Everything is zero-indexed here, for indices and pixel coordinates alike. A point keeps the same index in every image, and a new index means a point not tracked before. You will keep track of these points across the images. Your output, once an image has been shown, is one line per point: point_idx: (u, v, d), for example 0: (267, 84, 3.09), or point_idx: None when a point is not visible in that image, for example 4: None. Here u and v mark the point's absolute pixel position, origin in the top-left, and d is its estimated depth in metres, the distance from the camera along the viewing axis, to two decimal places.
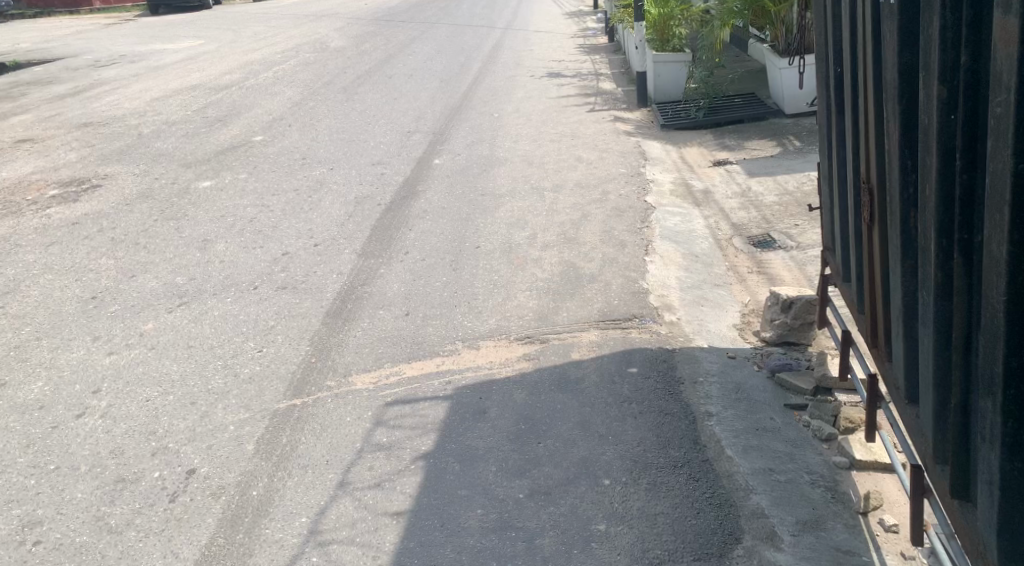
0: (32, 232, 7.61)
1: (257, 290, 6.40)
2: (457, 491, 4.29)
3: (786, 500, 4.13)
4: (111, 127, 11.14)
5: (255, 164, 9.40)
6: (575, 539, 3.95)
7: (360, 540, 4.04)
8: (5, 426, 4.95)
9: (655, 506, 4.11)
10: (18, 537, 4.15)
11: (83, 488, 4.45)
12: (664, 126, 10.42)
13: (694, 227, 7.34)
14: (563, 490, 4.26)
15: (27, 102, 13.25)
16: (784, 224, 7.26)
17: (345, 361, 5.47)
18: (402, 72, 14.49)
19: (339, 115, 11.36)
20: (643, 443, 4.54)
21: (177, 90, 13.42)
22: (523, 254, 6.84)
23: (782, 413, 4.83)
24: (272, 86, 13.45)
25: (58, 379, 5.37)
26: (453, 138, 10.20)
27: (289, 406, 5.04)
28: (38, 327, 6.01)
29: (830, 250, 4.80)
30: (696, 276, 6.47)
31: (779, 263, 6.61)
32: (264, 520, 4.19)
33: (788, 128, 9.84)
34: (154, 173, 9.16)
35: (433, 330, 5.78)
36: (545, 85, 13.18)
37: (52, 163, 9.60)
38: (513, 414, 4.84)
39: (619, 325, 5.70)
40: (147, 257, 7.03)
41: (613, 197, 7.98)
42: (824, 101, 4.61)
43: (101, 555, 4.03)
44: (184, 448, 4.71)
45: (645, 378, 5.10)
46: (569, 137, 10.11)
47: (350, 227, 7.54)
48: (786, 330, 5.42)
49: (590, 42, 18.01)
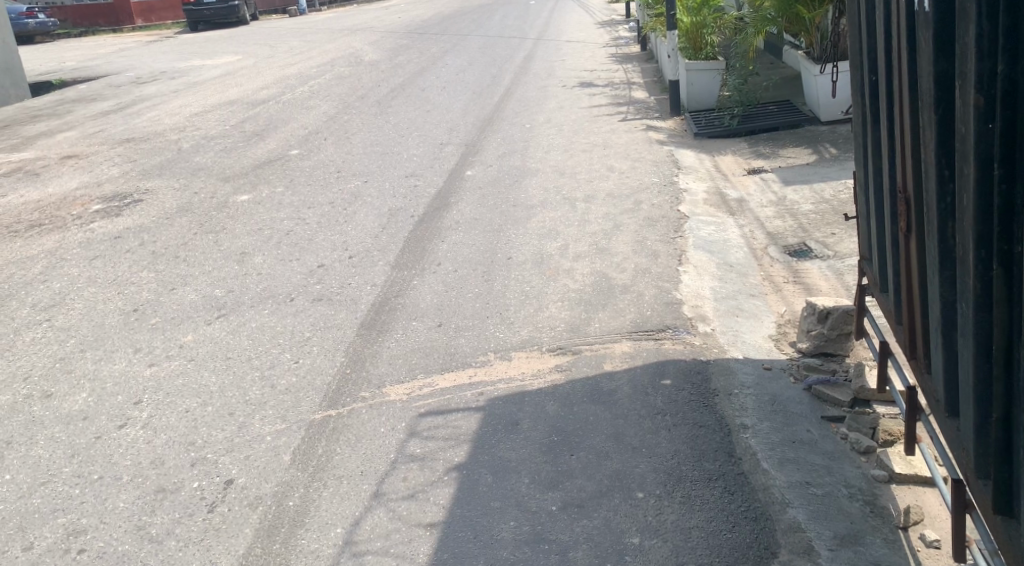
0: (76, 246, 7.70)
1: (294, 302, 6.43)
2: (490, 503, 4.25)
3: (823, 515, 4.06)
4: (152, 143, 11.27)
5: (292, 177, 9.45)
6: (609, 552, 3.90)
7: (394, 551, 4.02)
8: (49, 437, 4.99)
9: (689, 520, 4.05)
10: (63, 546, 4.18)
11: (126, 498, 4.47)
12: (698, 135, 10.35)
13: (728, 236, 7.27)
14: (596, 502, 4.21)
15: (72, 119, 13.43)
16: (822, 233, 7.17)
17: (378, 373, 5.47)
18: (435, 84, 14.52)
19: (373, 128, 11.43)
20: (677, 456, 4.48)
21: (215, 105, 13.55)
22: (554, 265, 6.80)
23: (819, 425, 4.75)
24: (308, 101, 13.54)
25: (100, 390, 5.41)
26: (486, 149, 10.21)
27: (324, 417, 5.03)
28: (82, 339, 6.06)
29: (867, 259, 4.70)
30: (730, 285, 6.40)
31: (815, 272, 6.53)
32: (300, 530, 4.18)
33: (824, 135, 9.74)
34: (194, 187, 9.25)
35: (466, 342, 5.76)
36: (577, 96, 13.12)
37: (96, 178, 9.73)
38: (546, 426, 4.80)
39: (653, 336, 5.65)
40: (187, 270, 7.09)
41: (646, 207, 7.92)
42: (859, 109, 4.54)
43: (143, 564, 4.04)
44: (222, 459, 4.71)
45: (679, 390, 5.04)
46: (601, 146, 10.09)
47: (385, 239, 7.55)
48: (823, 341, 5.34)
49: (620, 52, 17.92)
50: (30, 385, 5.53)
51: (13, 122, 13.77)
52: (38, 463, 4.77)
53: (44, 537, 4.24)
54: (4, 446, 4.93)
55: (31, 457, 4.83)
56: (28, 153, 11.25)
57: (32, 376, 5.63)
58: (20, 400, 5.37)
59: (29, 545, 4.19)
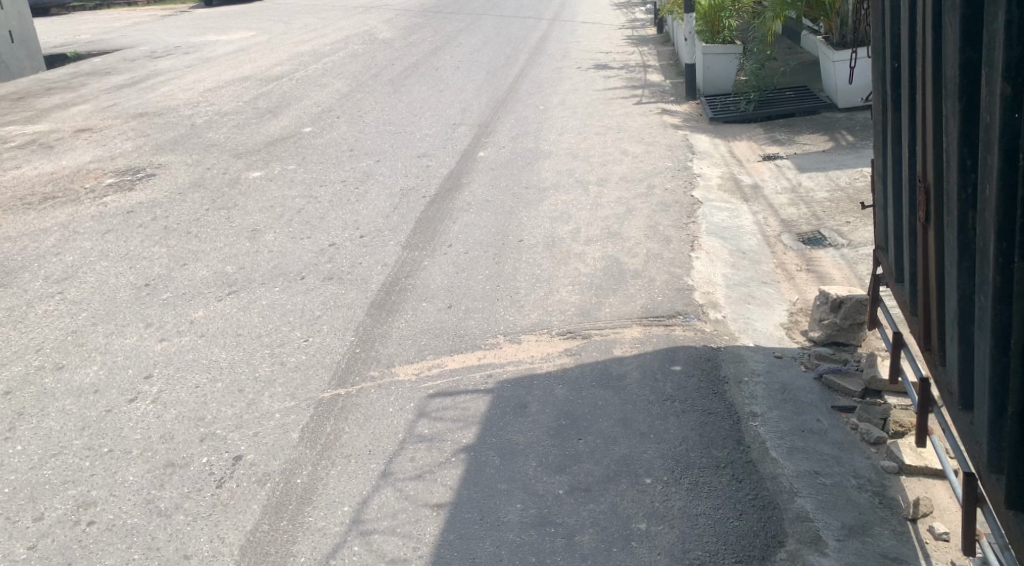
0: (90, 220, 7.69)
1: (305, 280, 6.41)
2: (497, 485, 4.24)
3: (830, 505, 4.05)
4: (166, 118, 11.24)
5: (304, 155, 9.42)
6: (615, 537, 3.89)
7: (401, 531, 4.02)
8: (61, 409, 5.00)
9: (696, 507, 4.04)
10: (73, 517, 4.19)
11: (135, 471, 4.47)
12: (713, 120, 10.28)
13: (742, 223, 7.22)
14: (603, 487, 4.20)
15: (86, 92, 13.41)
16: (836, 221, 7.12)
17: (388, 353, 5.45)
18: (448, 64, 14.45)
19: (386, 107, 11.38)
20: (686, 443, 4.46)
21: (229, 81, 13.50)
22: (566, 249, 6.77)
23: (829, 415, 4.72)
24: (321, 78, 13.48)
25: (112, 364, 5.41)
26: (499, 130, 10.16)
27: (333, 395, 5.03)
28: (94, 313, 6.06)
29: (883, 250, 4.65)
30: (743, 273, 6.35)
31: (829, 261, 6.48)
32: (307, 508, 4.18)
33: (841, 122, 9.65)
34: (206, 163, 9.23)
35: (475, 324, 5.74)
36: (592, 78, 13.03)
37: (110, 152, 9.72)
38: (554, 409, 4.79)
39: (663, 322, 5.62)
40: (199, 246, 7.08)
41: (659, 192, 7.88)
42: (879, 96, 4.48)
43: (152, 537, 4.05)
44: (231, 435, 4.71)
45: (688, 377, 5.01)
46: (615, 129, 10.03)
47: (396, 219, 7.52)
48: (835, 331, 5.29)
49: (637, 34, 17.79)
50: (43, 356, 5.54)
51: (28, 94, 13.77)
52: (50, 435, 4.78)
53: (55, 508, 4.25)
54: (15, 418, 4.93)
55: (42, 428, 4.83)
56: (42, 125, 11.26)
57: (45, 348, 5.63)
58: (32, 372, 5.37)
59: (40, 515, 4.20)
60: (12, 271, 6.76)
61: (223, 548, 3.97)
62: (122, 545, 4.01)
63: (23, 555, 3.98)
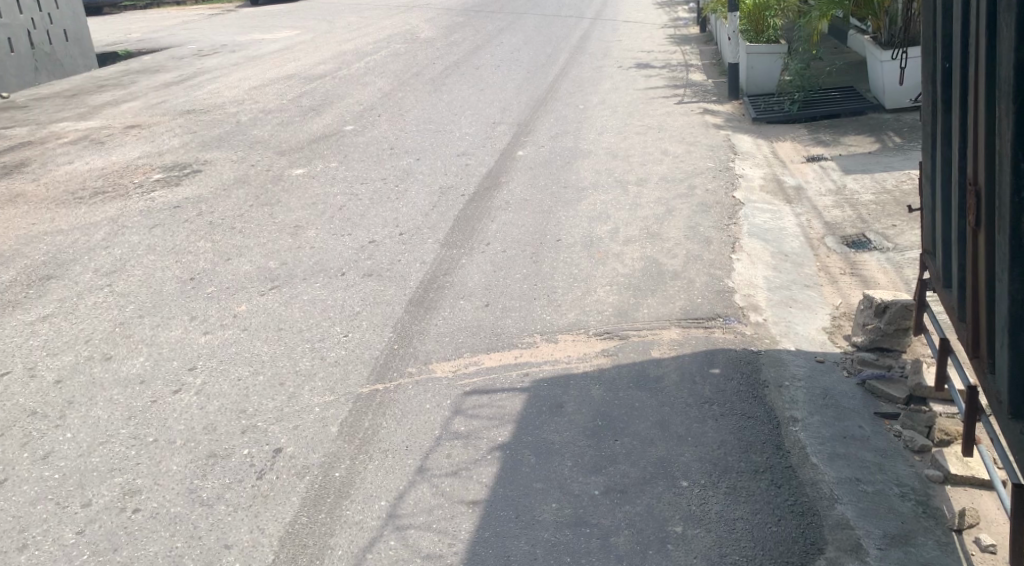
0: (137, 214, 7.76)
1: (345, 276, 6.42)
2: (532, 484, 4.21)
3: (873, 513, 3.97)
4: (212, 115, 11.32)
5: (346, 153, 9.44)
6: (651, 539, 3.85)
7: (437, 526, 4.00)
8: (108, 399, 5.04)
9: (734, 511, 3.98)
10: (119, 504, 4.22)
11: (178, 461, 4.50)
12: (757, 120, 10.17)
13: (785, 225, 7.13)
14: (640, 488, 4.16)
15: (136, 90, 13.56)
16: (883, 224, 7.00)
17: (426, 350, 5.44)
18: (489, 64, 14.41)
19: (427, 106, 11.39)
20: (724, 446, 4.40)
21: (273, 80, 13.58)
22: (604, 249, 6.72)
23: (872, 421, 4.64)
24: (363, 77, 13.51)
25: (157, 355, 5.45)
26: (539, 130, 10.12)
27: (371, 391, 5.02)
28: (141, 305, 6.11)
29: (930, 254, 4.56)
30: (785, 275, 6.27)
31: (874, 265, 6.37)
32: (345, 501, 4.18)
33: (888, 124, 9.50)
34: (251, 160, 9.28)
35: (512, 322, 5.71)
36: (633, 77, 12.95)
37: (158, 148, 9.82)
38: (591, 410, 4.75)
39: (703, 324, 5.56)
40: (243, 242, 7.11)
41: (701, 193, 7.80)
42: (928, 97, 4.39)
43: (193, 526, 4.07)
44: (272, 428, 4.72)
45: (728, 380, 4.95)
46: (656, 129, 9.95)
47: (434, 217, 7.51)
48: (879, 336, 5.19)
49: (680, 33, 17.65)
50: (91, 347, 5.59)
51: (80, 91, 13.93)
52: (98, 424, 4.82)
53: (102, 495, 4.28)
54: (64, 406, 4.98)
55: (91, 417, 4.88)
56: (93, 122, 11.39)
57: (93, 339, 5.68)
58: (81, 362, 5.43)
59: (88, 502, 4.24)
60: (63, 263, 6.83)
61: (263, 539, 3.97)
62: (165, 533, 4.04)
63: (71, 540, 4.02)
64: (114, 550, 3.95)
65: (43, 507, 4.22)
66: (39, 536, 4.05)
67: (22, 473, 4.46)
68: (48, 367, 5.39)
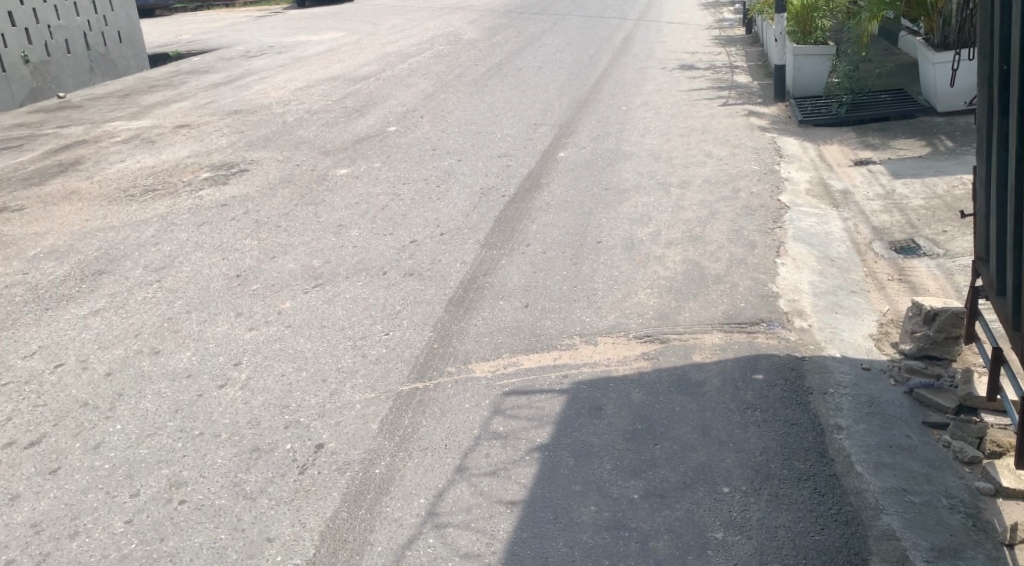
0: (186, 212, 7.83)
1: (386, 275, 6.43)
2: (571, 486, 4.17)
3: (920, 524, 3.89)
4: (259, 116, 11.40)
5: (388, 153, 9.46)
6: (691, 545, 3.81)
7: (475, 525, 3.98)
8: (156, 391, 5.08)
9: (775, 518, 3.92)
10: (166, 495, 4.26)
11: (223, 454, 4.52)
12: (803, 123, 10.04)
13: (831, 229, 7.02)
14: (680, 493, 4.10)
15: (185, 90, 13.71)
16: (933, 230, 6.87)
17: (465, 350, 5.42)
18: (531, 65, 14.39)
19: (469, 107, 11.39)
20: (766, 453, 4.33)
21: (318, 81, 13.66)
22: (645, 252, 6.66)
23: (920, 431, 4.54)
24: (406, 79, 13.54)
25: (204, 350, 5.49)
26: (581, 131, 10.07)
27: (410, 389, 5.01)
28: (188, 301, 6.16)
29: (983, 261, 4.46)
30: (831, 280, 6.17)
31: (924, 271, 6.25)
32: (385, 498, 4.17)
33: (940, 127, 9.33)
34: (296, 160, 9.32)
35: (552, 323, 5.68)
36: (677, 78, 12.86)
37: (206, 147, 9.91)
38: (631, 413, 4.70)
39: (746, 329, 5.48)
40: (287, 240, 7.14)
41: (745, 196, 7.71)
42: (983, 101, 4.28)
43: (237, 519, 4.09)
44: (314, 423, 4.72)
45: (771, 386, 4.87)
46: (700, 131, 9.86)
47: (475, 218, 7.49)
48: (929, 344, 5.09)
49: (725, 35, 17.50)
50: (140, 341, 5.64)
51: (132, 91, 14.11)
52: (146, 416, 4.86)
53: (149, 486, 4.33)
54: (115, 398, 5.03)
55: (140, 409, 4.92)
56: (144, 122, 11.52)
57: (142, 333, 5.74)
58: (131, 355, 5.48)
59: (136, 492, 4.29)
60: (114, 259, 6.91)
61: (305, 533, 3.99)
62: (210, 525, 4.07)
63: (120, 528, 4.08)
64: (161, 539, 4.01)
65: (94, 496, 4.28)
66: (90, 524, 4.11)
67: (74, 463, 4.52)
68: (99, 359, 5.45)
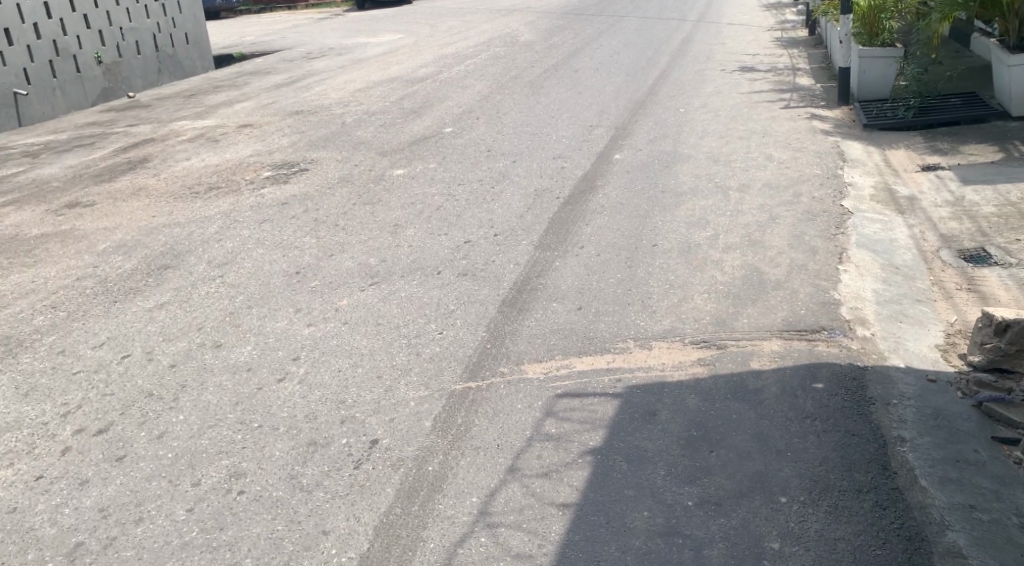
0: (248, 210, 7.90)
1: (441, 274, 6.41)
2: (624, 490, 4.11)
3: (988, 543, 3.76)
4: (319, 116, 11.48)
5: (444, 155, 9.45)
6: (746, 555, 3.74)
7: (527, 526, 3.94)
8: (217, 384, 5.11)
9: (834, 530, 3.83)
10: (226, 485, 4.29)
11: (281, 446, 4.53)
12: (868, 126, 9.84)
13: (896, 236, 6.85)
14: (735, 502, 4.02)
15: (248, 90, 13.86)
16: (1004, 238, 6.67)
17: (517, 350, 5.37)
18: (589, 67, 14.31)
19: (525, 109, 11.34)
20: (826, 463, 4.23)
21: (377, 82, 13.73)
22: (702, 256, 6.55)
23: (988, 446, 4.40)
24: (463, 80, 13.55)
25: (264, 345, 5.51)
26: (637, 133, 9.97)
27: (463, 389, 4.97)
28: (250, 296, 6.19)
29: None
30: (895, 288, 6.01)
31: (994, 281, 6.07)
32: (438, 495, 4.15)
33: (1012, 133, 9.08)
34: (355, 160, 9.35)
35: (605, 326, 5.60)
36: (737, 80, 12.68)
37: (268, 146, 10.00)
38: (686, 419, 4.61)
39: (805, 337, 5.36)
40: (345, 239, 7.16)
41: (806, 200, 7.56)
42: None
43: (293, 511, 4.11)
44: (369, 419, 4.71)
45: (832, 395, 4.75)
46: (760, 134, 9.71)
47: (529, 219, 7.45)
48: (1000, 357, 4.93)
49: (787, 36, 17.25)
50: (203, 334, 5.69)
51: (197, 91, 14.30)
52: (207, 408, 4.89)
53: (209, 476, 4.36)
54: (178, 390, 5.07)
55: (202, 401, 4.95)
56: (209, 121, 11.66)
57: (205, 327, 5.78)
58: (194, 348, 5.52)
59: (197, 482, 4.33)
60: (179, 254, 6.98)
61: (359, 527, 3.99)
62: (267, 516, 4.09)
63: (182, 516, 4.12)
64: (221, 528, 4.04)
65: (158, 484, 4.33)
66: (154, 511, 4.16)
67: (139, 451, 4.57)
68: (163, 351, 5.50)
